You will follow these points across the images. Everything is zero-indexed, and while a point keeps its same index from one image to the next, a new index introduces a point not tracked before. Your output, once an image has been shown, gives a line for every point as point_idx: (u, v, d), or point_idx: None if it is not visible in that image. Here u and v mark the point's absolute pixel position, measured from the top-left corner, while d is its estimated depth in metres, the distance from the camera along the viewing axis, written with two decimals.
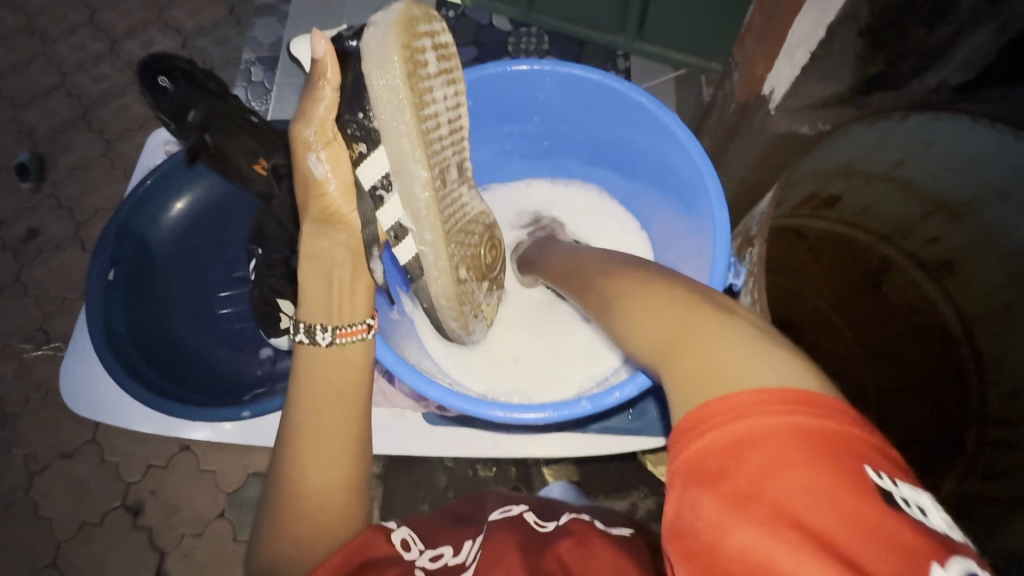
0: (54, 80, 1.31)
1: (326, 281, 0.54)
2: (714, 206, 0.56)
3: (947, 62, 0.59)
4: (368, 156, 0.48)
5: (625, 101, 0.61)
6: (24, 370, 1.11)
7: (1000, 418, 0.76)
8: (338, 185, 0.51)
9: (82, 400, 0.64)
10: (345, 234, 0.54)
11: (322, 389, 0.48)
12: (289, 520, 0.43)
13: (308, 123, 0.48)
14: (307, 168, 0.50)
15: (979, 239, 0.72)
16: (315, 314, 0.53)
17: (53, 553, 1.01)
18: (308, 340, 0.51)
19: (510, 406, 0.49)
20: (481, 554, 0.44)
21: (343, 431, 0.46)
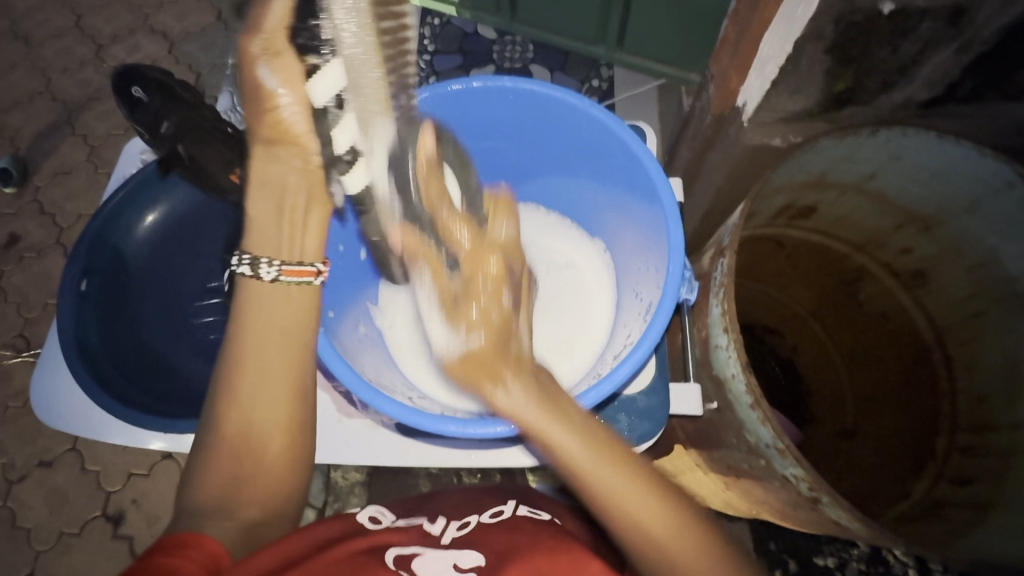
0: (37, 84, 1.30)
1: (277, 208, 0.52)
2: (669, 227, 0.56)
3: (912, 78, 0.61)
4: (322, 69, 0.47)
5: (583, 117, 0.62)
6: (3, 377, 1.10)
7: (969, 424, 0.76)
8: (299, 103, 0.49)
9: (53, 411, 0.63)
10: (301, 156, 0.52)
11: (265, 332, 0.47)
12: (225, 461, 0.43)
13: (256, 35, 0.46)
14: (257, 82, 0.47)
15: (949, 249, 0.73)
16: (262, 249, 0.51)
17: (31, 564, 0.99)
18: (249, 272, 0.49)
19: (464, 421, 0.50)
20: (468, 540, 0.48)
21: (288, 377, 0.46)
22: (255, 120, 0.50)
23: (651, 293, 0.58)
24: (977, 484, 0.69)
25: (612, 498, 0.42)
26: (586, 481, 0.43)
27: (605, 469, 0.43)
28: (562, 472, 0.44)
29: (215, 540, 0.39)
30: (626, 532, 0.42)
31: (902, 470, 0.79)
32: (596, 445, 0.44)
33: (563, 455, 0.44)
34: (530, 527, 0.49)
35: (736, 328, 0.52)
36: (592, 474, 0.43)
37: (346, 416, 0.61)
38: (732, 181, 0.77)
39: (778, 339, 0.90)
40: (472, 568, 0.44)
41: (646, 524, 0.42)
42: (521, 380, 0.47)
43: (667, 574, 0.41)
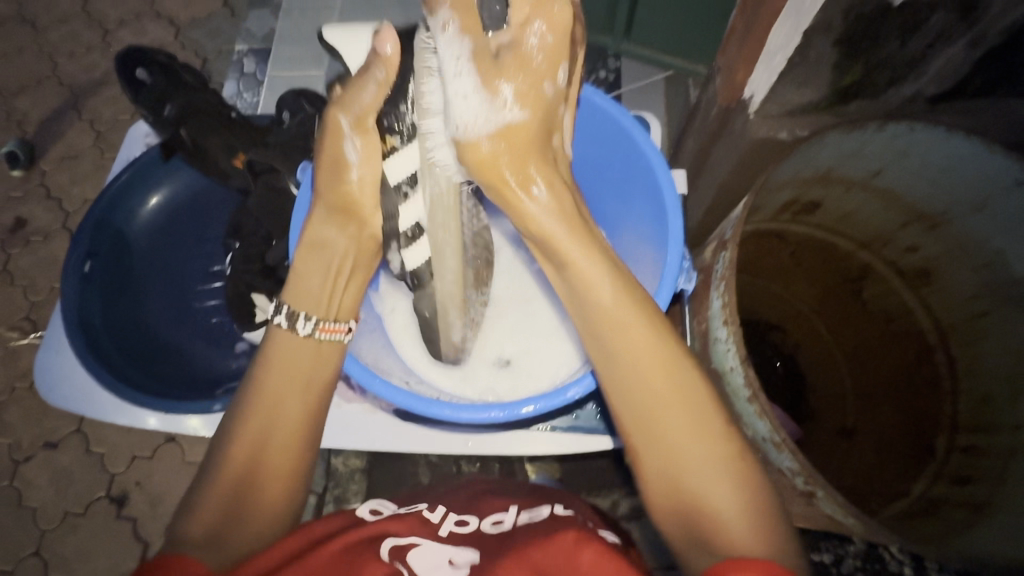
0: (44, 68, 1.30)
1: (325, 268, 0.56)
2: (670, 219, 0.56)
3: (921, 72, 0.60)
4: (398, 151, 0.55)
5: (588, 109, 0.62)
6: (10, 359, 1.11)
7: (970, 424, 0.76)
8: (363, 176, 0.55)
9: (54, 390, 0.64)
10: (354, 226, 0.57)
11: (281, 377, 0.49)
12: (221, 497, 0.42)
13: (347, 111, 0.53)
14: (337, 151, 0.54)
15: (954, 248, 0.72)
16: (302, 303, 0.54)
17: (37, 542, 1.01)
18: (285, 324, 0.52)
19: (458, 405, 0.50)
20: (466, 538, 0.48)
21: (301, 416, 0.47)
22: (323, 181, 0.56)
23: (649, 283, 0.58)
24: (975, 484, 0.69)
25: (626, 352, 0.46)
26: (628, 330, 0.46)
27: (649, 340, 0.46)
28: (584, 292, 0.49)
29: (206, 564, 0.37)
30: (645, 392, 0.45)
31: (899, 468, 0.79)
32: (632, 302, 0.47)
33: (591, 293, 0.48)
34: (527, 531, 0.47)
35: (735, 322, 0.52)
36: (637, 340, 0.46)
37: (346, 402, 0.61)
38: (737, 175, 0.77)
39: (779, 334, 0.89)
40: (466, 564, 0.44)
41: (643, 375, 0.45)
42: (550, 189, 0.51)
43: (692, 500, 0.41)
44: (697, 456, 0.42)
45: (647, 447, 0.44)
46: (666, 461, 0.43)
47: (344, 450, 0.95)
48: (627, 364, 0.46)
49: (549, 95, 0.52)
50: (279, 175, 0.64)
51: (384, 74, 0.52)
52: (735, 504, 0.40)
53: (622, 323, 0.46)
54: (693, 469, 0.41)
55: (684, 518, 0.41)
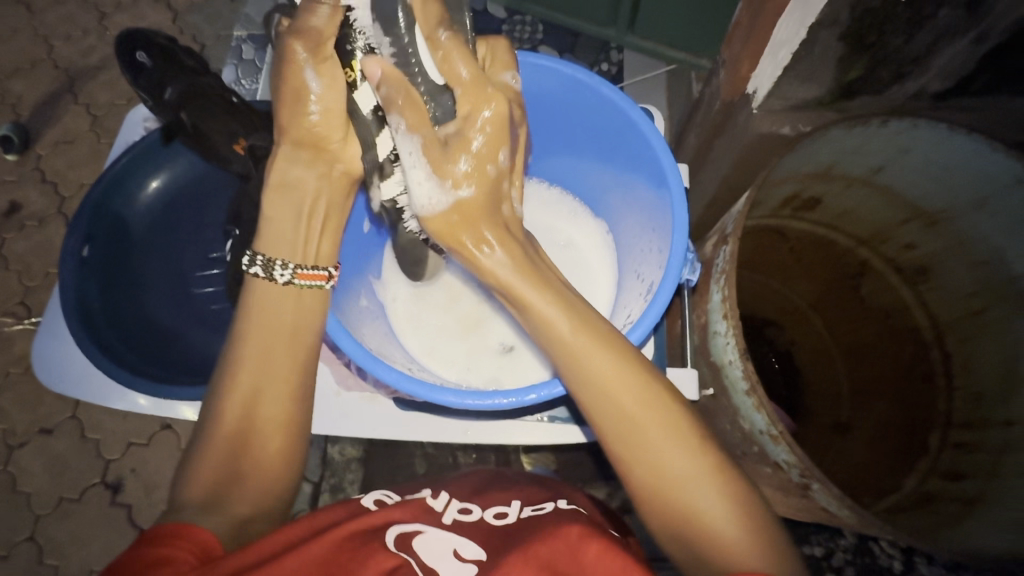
0: (40, 51, 1.28)
1: (295, 212, 0.53)
2: (676, 210, 0.56)
3: (925, 68, 0.60)
4: (365, 80, 0.52)
5: (596, 97, 0.61)
6: (4, 344, 1.10)
7: (964, 421, 0.77)
8: (324, 106, 0.53)
9: (52, 374, 0.63)
10: (323, 164, 0.55)
11: (266, 334, 0.48)
12: (219, 458, 0.43)
13: (306, 43, 0.50)
14: (296, 82, 0.51)
15: (954, 246, 0.73)
16: (278, 250, 0.52)
17: (31, 527, 1.01)
18: (263, 273, 0.50)
19: (462, 392, 0.50)
20: (466, 531, 0.47)
21: (288, 370, 0.47)
22: (288, 115, 0.54)
23: (653, 273, 0.58)
24: (969, 479, 0.70)
25: (596, 377, 0.43)
26: (580, 359, 0.44)
27: (606, 364, 0.43)
28: (541, 334, 0.46)
29: (213, 532, 0.39)
30: (617, 416, 0.42)
31: (891, 463, 0.79)
32: (588, 330, 0.45)
33: (545, 322, 0.46)
34: (534, 523, 0.46)
35: (736, 314, 0.53)
36: (596, 365, 0.43)
37: (345, 390, 0.61)
38: (739, 170, 0.77)
39: (776, 331, 0.89)
40: (473, 561, 0.43)
41: (604, 384, 0.43)
42: (506, 246, 0.49)
43: (693, 527, 0.39)
44: (685, 474, 0.40)
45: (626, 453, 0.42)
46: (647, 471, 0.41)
47: (341, 440, 0.95)
48: (586, 389, 0.44)
49: (509, 86, 0.55)
50: None
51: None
52: (718, 498, 0.39)
53: (574, 358, 0.44)
54: (688, 495, 0.40)
55: (688, 550, 0.39)
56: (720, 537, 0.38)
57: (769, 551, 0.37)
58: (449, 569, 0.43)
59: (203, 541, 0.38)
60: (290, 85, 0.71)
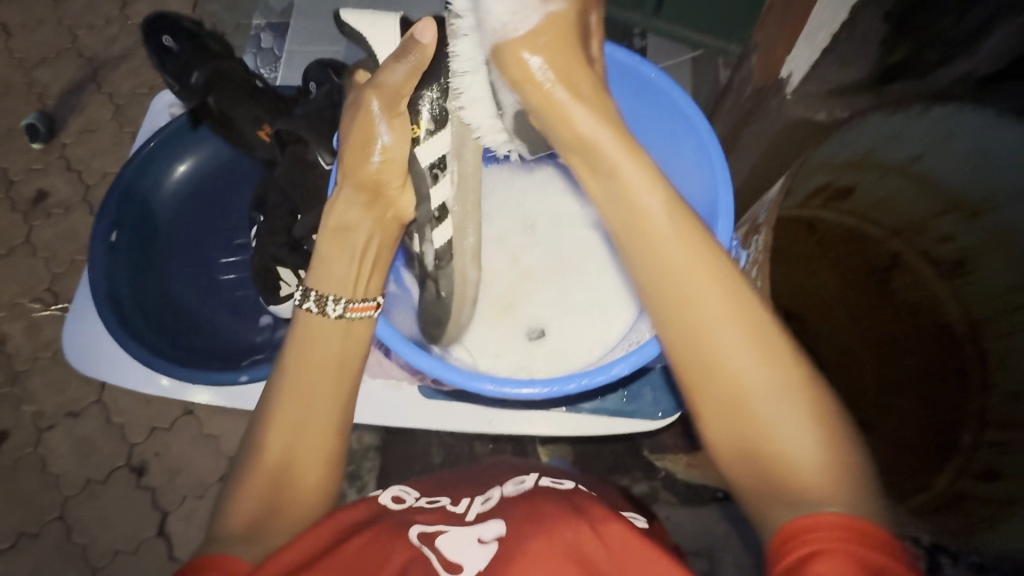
0: (64, 41, 1.29)
1: (349, 251, 0.53)
2: (719, 193, 0.53)
3: (974, 49, 0.57)
4: (430, 137, 0.56)
5: (634, 77, 0.59)
6: (33, 329, 1.13)
7: (1000, 419, 0.75)
8: (387, 156, 0.55)
9: (83, 357, 0.64)
10: (380, 209, 0.56)
11: (310, 366, 0.46)
12: (260, 489, 0.42)
13: (380, 95, 0.53)
14: (368, 132, 0.54)
15: (996, 239, 0.69)
16: (329, 285, 0.51)
17: (60, 508, 1.04)
18: (315, 308, 0.49)
19: (500, 381, 0.48)
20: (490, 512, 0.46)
21: (329, 405, 0.45)
22: (351, 160, 0.55)
23: None
24: (1003, 479, 0.71)
25: (682, 273, 0.39)
26: (664, 251, 0.40)
27: (694, 261, 0.39)
28: (623, 218, 0.43)
29: (245, 560, 0.38)
30: (696, 319, 0.39)
31: (922, 460, 0.79)
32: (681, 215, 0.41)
33: (631, 203, 0.42)
34: (554, 496, 0.46)
35: None
36: (680, 261, 0.40)
37: (370, 377, 0.61)
38: (769, 158, 0.75)
39: (799, 325, 0.85)
40: (494, 539, 0.42)
41: (684, 276, 0.39)
42: (592, 112, 0.46)
43: (762, 445, 0.36)
44: (764, 391, 0.37)
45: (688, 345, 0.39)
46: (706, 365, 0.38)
47: (359, 428, 0.95)
48: (664, 289, 0.40)
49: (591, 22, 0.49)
50: (306, 147, 0.63)
51: (418, 60, 0.51)
52: (789, 416, 0.36)
53: (655, 252, 0.41)
54: (762, 412, 0.36)
55: (755, 469, 0.36)
56: (792, 456, 0.35)
57: (835, 479, 0.34)
58: (473, 557, 0.41)
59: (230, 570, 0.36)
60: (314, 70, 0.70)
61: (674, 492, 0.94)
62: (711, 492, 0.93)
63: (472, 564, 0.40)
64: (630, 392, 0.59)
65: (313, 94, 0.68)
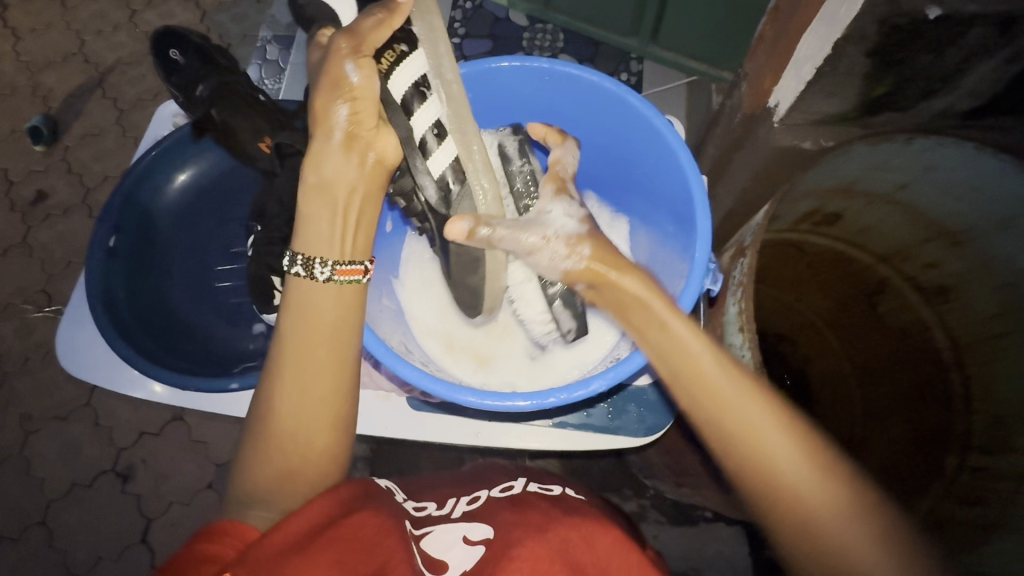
0: (72, 46, 1.31)
1: (330, 208, 0.49)
2: (699, 220, 0.54)
3: (954, 87, 0.59)
4: (406, 59, 0.52)
5: (620, 104, 0.60)
6: (24, 330, 1.13)
7: (982, 443, 0.75)
8: (359, 98, 0.49)
9: (75, 360, 0.65)
10: (358, 155, 0.50)
11: (315, 334, 0.45)
12: (272, 455, 0.43)
13: (350, 37, 0.49)
14: (336, 73, 0.48)
15: (978, 267, 0.71)
16: (314, 246, 0.48)
17: (43, 512, 1.03)
18: (303, 274, 0.47)
19: (482, 393, 0.48)
20: (478, 515, 0.47)
21: (333, 372, 0.45)
22: (320, 104, 0.49)
23: (673, 282, 0.57)
24: (985, 504, 0.66)
25: (735, 419, 0.44)
26: (729, 404, 0.44)
27: (756, 410, 0.44)
28: (680, 368, 0.46)
29: (258, 525, 0.39)
30: (760, 459, 0.44)
31: (910, 485, 0.76)
32: (735, 376, 0.45)
33: (684, 356, 0.46)
34: (541, 504, 0.46)
35: (752, 327, 0.53)
36: (740, 412, 0.44)
37: (359, 387, 0.61)
38: (758, 183, 0.77)
39: (790, 346, 0.90)
40: (481, 541, 0.43)
41: (750, 420, 0.44)
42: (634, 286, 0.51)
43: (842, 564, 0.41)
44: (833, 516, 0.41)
45: (767, 494, 0.44)
46: (790, 509, 0.43)
47: None
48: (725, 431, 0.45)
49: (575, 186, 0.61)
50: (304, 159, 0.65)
51: (388, 14, 0.50)
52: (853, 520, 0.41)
53: (718, 402, 0.45)
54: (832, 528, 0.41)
55: None
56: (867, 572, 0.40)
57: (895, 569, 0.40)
58: (460, 556, 0.43)
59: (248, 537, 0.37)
60: None
61: (664, 511, 0.94)
62: (700, 511, 0.94)
63: (457, 562, 0.42)
64: (614, 408, 0.60)
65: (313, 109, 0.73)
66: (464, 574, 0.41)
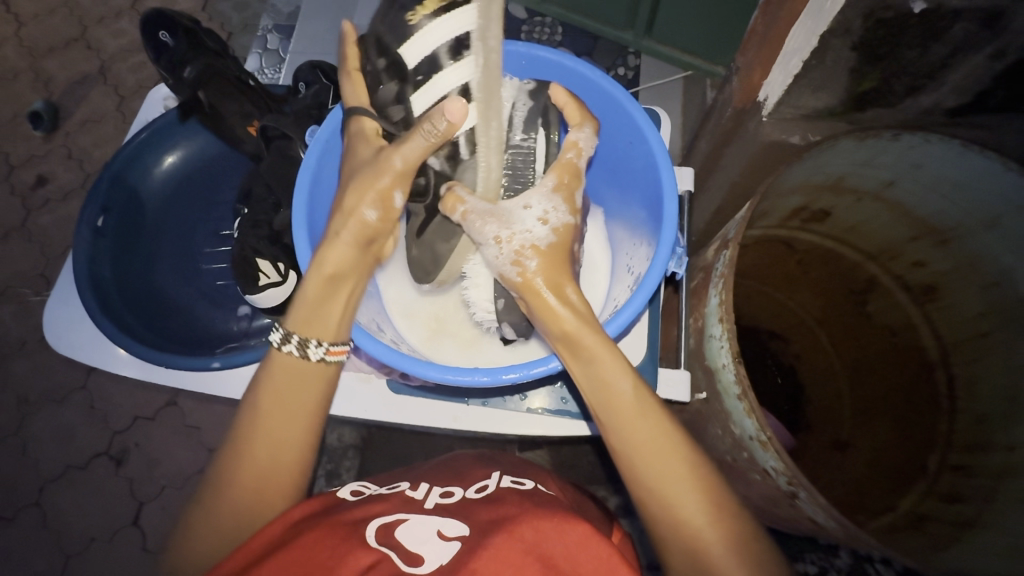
0: (74, 32, 1.32)
1: (336, 294, 0.49)
2: (667, 203, 0.54)
3: (940, 83, 0.59)
4: (446, 13, 0.49)
5: (597, 90, 0.61)
6: (23, 313, 1.14)
7: (964, 443, 0.75)
8: (387, 206, 0.50)
9: (61, 338, 0.65)
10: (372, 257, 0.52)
11: (294, 387, 0.47)
12: (224, 519, 0.43)
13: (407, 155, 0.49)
14: (375, 182, 0.49)
15: (963, 265, 0.71)
16: (307, 328, 0.48)
17: (37, 493, 1.04)
18: (296, 351, 0.47)
19: (444, 367, 0.49)
20: (452, 510, 0.46)
21: (299, 449, 0.46)
22: (350, 197, 0.50)
23: (642, 265, 0.57)
24: (963, 502, 0.68)
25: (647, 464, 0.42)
26: (643, 442, 0.43)
27: (667, 454, 0.42)
28: (602, 399, 0.45)
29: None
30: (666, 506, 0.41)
31: (892, 484, 0.78)
32: (655, 420, 0.44)
33: (605, 384, 0.45)
34: (514, 498, 0.45)
35: (731, 319, 0.53)
36: (653, 455, 0.42)
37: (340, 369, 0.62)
38: (747, 177, 0.77)
39: (781, 344, 0.91)
40: (457, 538, 0.42)
41: (662, 464, 0.42)
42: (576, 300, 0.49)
43: None
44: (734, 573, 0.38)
45: (669, 538, 0.41)
46: (694, 561, 0.40)
47: (340, 426, 0.96)
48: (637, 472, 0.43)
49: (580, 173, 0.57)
50: (291, 143, 0.66)
51: (438, 135, 0.48)
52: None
53: (635, 440, 0.43)
54: None
55: None
56: None
57: None
58: (434, 551, 0.41)
59: None
60: (306, 71, 0.74)
61: None
62: None
63: (433, 557, 0.40)
64: None
65: (303, 94, 0.73)
66: (441, 569, 0.39)
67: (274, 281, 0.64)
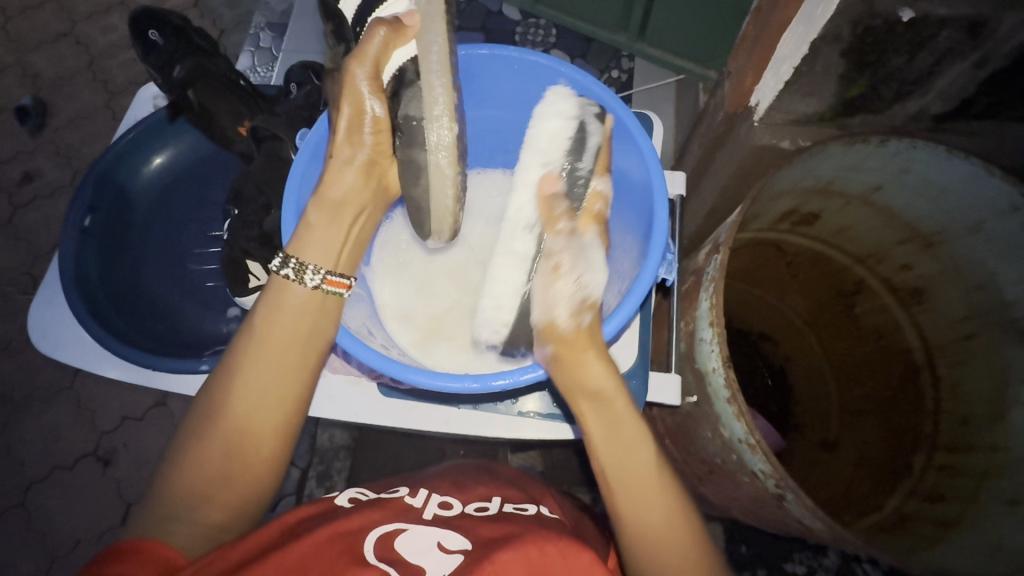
0: (63, 27, 1.30)
1: (340, 221, 0.53)
2: (656, 209, 0.55)
3: (927, 90, 0.60)
4: None
5: (586, 95, 0.61)
6: (8, 312, 1.12)
7: (947, 444, 0.76)
8: (377, 124, 0.54)
9: (46, 338, 0.64)
10: (376, 180, 0.56)
11: (296, 323, 0.48)
12: (211, 459, 0.43)
13: (362, 60, 0.51)
14: (354, 101, 0.53)
15: (949, 269, 0.72)
16: (309, 253, 0.50)
17: (22, 495, 1.03)
18: (292, 277, 0.49)
19: (434, 372, 0.49)
20: (453, 522, 0.46)
21: (292, 379, 0.46)
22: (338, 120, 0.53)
23: (632, 271, 0.57)
24: (947, 502, 0.69)
25: (642, 517, 0.45)
26: (643, 495, 0.45)
27: (662, 505, 0.45)
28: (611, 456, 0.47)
29: (178, 545, 0.40)
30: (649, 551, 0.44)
31: (878, 482, 0.79)
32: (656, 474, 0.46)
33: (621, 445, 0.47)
34: (519, 521, 0.45)
35: (721, 322, 0.53)
36: (649, 510, 0.45)
37: (330, 371, 0.62)
38: (737, 180, 0.78)
39: (772, 346, 0.93)
40: (459, 551, 0.42)
41: (655, 519, 0.44)
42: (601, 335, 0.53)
43: None
44: None
45: None
46: None
47: (330, 427, 0.96)
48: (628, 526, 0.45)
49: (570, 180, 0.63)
50: (281, 144, 0.66)
51: (393, 36, 0.51)
52: None
53: (636, 495, 0.46)
54: None
55: None
56: None
57: None
58: (436, 565, 0.41)
59: (162, 554, 0.39)
60: (298, 72, 0.74)
61: None
62: None
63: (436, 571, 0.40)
64: None
65: (294, 95, 0.73)
66: None
67: (264, 283, 0.63)
